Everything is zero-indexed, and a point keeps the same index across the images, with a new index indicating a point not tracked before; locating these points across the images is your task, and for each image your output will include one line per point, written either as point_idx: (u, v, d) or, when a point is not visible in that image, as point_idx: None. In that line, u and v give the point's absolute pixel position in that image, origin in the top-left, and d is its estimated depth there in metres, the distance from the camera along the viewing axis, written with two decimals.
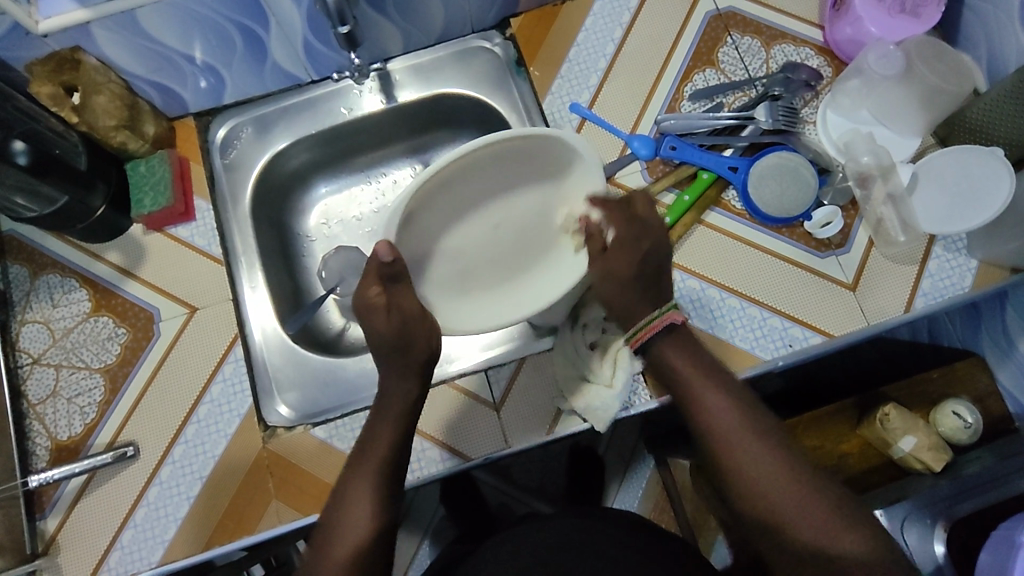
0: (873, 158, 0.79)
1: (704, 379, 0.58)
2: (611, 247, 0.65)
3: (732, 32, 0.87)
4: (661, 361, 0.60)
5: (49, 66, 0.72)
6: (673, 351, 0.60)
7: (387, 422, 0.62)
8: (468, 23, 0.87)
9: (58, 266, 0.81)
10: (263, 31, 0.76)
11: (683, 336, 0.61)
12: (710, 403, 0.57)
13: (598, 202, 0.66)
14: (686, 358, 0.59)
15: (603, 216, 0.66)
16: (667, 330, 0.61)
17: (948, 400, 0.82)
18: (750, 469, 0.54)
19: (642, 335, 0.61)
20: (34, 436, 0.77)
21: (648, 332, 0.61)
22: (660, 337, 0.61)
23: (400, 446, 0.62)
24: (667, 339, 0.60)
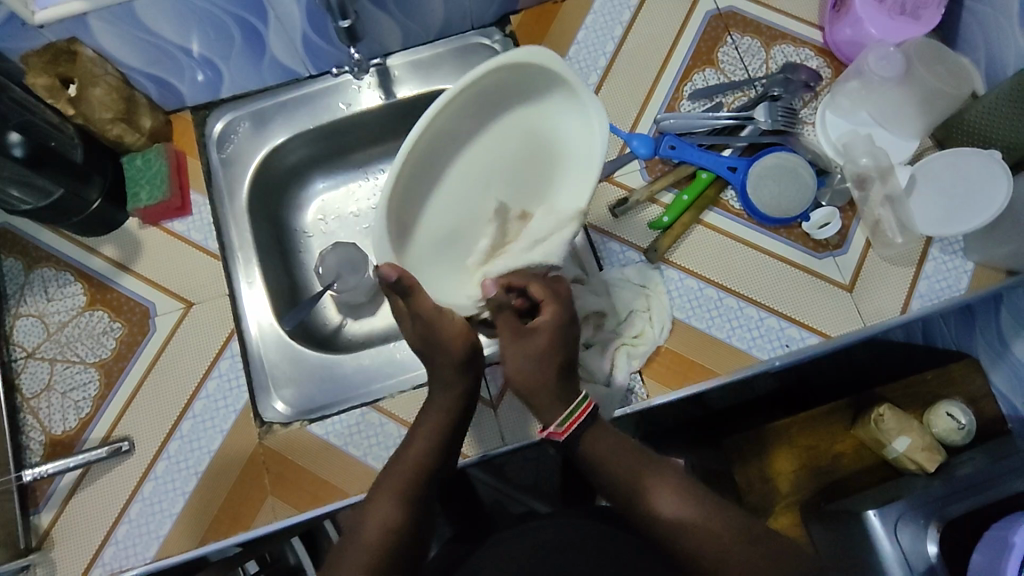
0: (871, 160, 0.80)
1: (642, 464, 0.63)
2: (538, 329, 0.64)
3: (733, 32, 0.87)
4: (599, 458, 0.63)
5: (45, 57, 0.71)
6: (606, 435, 0.63)
7: (426, 434, 0.66)
8: (468, 20, 0.87)
9: (53, 259, 0.81)
10: (262, 25, 0.75)
11: (602, 428, 0.64)
12: (658, 501, 0.60)
13: (530, 279, 0.65)
14: (625, 455, 0.63)
15: (538, 296, 0.65)
16: (589, 422, 0.63)
17: (942, 402, 0.85)
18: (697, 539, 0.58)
19: (573, 420, 0.62)
20: (28, 430, 0.76)
21: (579, 417, 0.62)
22: (585, 430, 0.63)
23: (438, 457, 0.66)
24: (596, 428, 0.64)
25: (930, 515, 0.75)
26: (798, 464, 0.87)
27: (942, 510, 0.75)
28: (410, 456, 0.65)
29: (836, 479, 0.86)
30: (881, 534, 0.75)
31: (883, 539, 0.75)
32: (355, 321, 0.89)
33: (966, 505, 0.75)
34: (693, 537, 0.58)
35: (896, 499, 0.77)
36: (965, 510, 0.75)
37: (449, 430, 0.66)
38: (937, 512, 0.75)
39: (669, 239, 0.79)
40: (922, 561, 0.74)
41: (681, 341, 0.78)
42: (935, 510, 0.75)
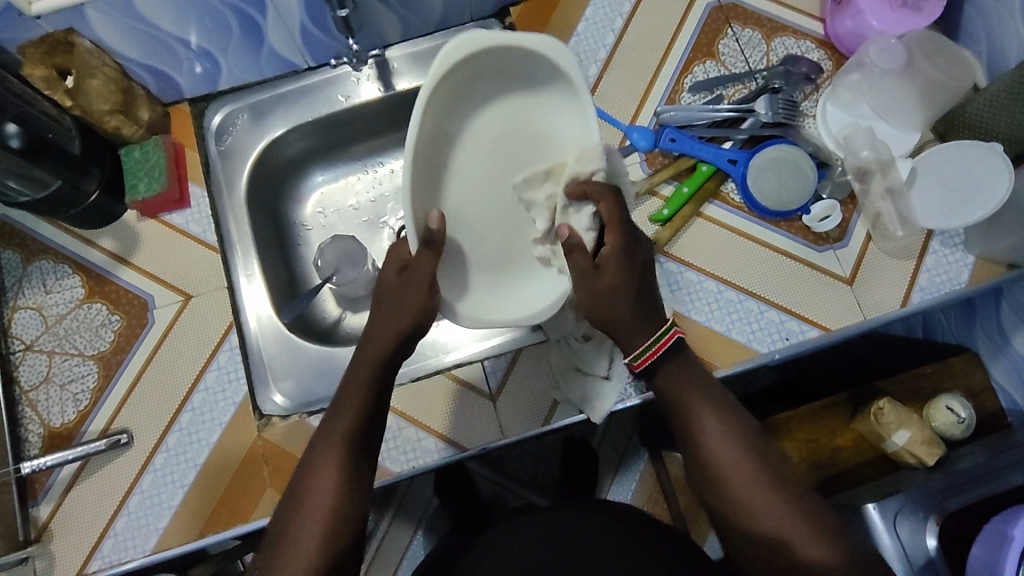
0: (872, 153, 0.79)
1: (708, 408, 0.58)
2: (603, 263, 0.59)
3: (733, 24, 0.86)
4: (670, 391, 0.59)
5: (42, 48, 0.71)
6: (680, 376, 0.59)
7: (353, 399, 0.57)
8: (468, 12, 0.87)
9: (51, 252, 0.81)
10: (260, 15, 0.75)
11: (686, 360, 0.59)
12: (710, 437, 0.57)
13: (602, 195, 0.61)
14: (698, 389, 0.58)
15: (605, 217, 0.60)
16: (670, 353, 0.59)
17: (942, 396, 0.84)
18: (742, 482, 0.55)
19: (649, 354, 0.58)
20: (26, 423, 0.76)
21: (656, 350, 0.58)
22: (664, 362, 0.59)
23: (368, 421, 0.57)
24: (670, 367, 0.59)
25: (930, 508, 0.76)
26: (800, 457, 0.85)
27: (942, 504, 0.76)
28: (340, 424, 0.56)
29: (836, 472, 0.86)
30: (879, 527, 0.76)
31: (881, 531, 0.76)
32: (354, 314, 0.89)
33: (968, 499, 0.75)
34: (735, 477, 0.56)
35: (895, 493, 0.77)
36: (967, 505, 0.75)
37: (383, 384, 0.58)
38: (937, 506, 0.76)
39: (669, 232, 0.79)
40: (922, 553, 0.76)
41: (681, 335, 0.78)
42: (935, 504, 0.76)
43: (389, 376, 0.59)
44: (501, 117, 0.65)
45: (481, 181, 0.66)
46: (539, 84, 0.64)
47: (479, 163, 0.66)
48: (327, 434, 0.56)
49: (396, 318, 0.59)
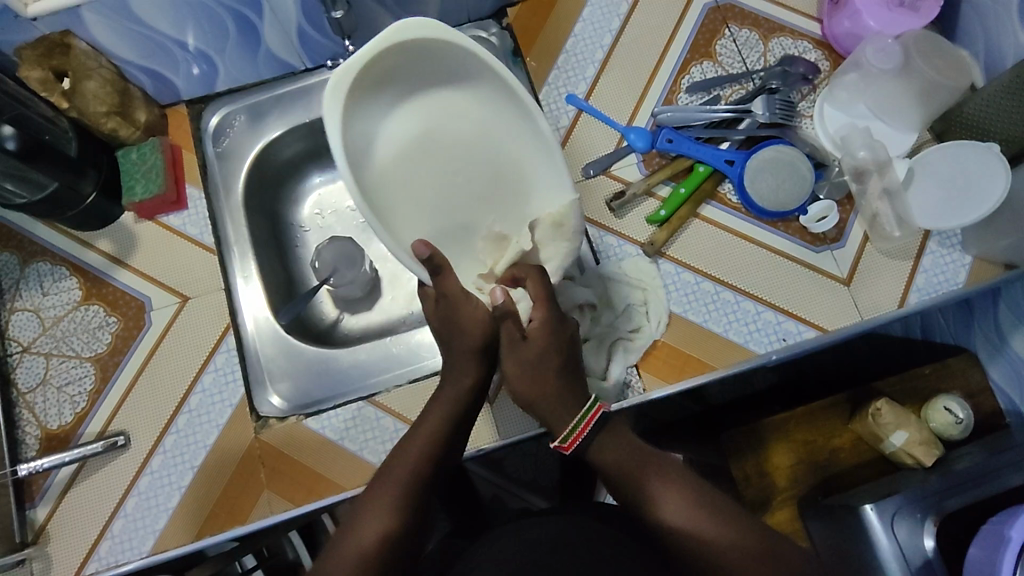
0: (869, 153, 0.79)
1: (642, 471, 0.58)
2: (530, 337, 0.60)
3: (730, 25, 0.86)
4: (604, 466, 0.59)
5: (38, 50, 0.71)
6: (610, 446, 0.59)
7: (427, 429, 0.61)
8: (465, 13, 0.87)
9: (48, 254, 0.81)
10: (256, 17, 0.75)
11: (619, 431, 0.60)
12: (667, 506, 0.56)
13: (530, 274, 0.62)
14: (642, 462, 0.58)
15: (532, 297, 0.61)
16: (600, 427, 0.60)
17: (940, 396, 0.84)
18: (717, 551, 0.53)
19: (577, 436, 0.59)
20: (23, 425, 0.76)
21: (585, 427, 0.59)
22: (591, 439, 0.59)
23: (439, 454, 0.61)
24: (603, 437, 0.60)
25: (928, 509, 0.75)
26: (796, 458, 0.88)
27: (940, 504, 0.75)
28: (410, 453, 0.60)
29: (835, 473, 0.87)
30: (876, 527, 0.75)
31: (879, 532, 0.75)
32: (352, 316, 0.89)
33: (964, 500, 0.74)
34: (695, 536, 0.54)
35: (893, 493, 0.77)
36: (964, 504, 0.74)
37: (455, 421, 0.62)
38: (935, 506, 0.75)
39: (666, 233, 0.79)
40: (919, 553, 0.74)
41: (678, 336, 0.78)
42: (932, 504, 0.75)
43: (466, 413, 0.63)
44: (448, 128, 0.67)
45: (434, 193, 0.68)
46: (458, 76, 0.65)
47: (424, 172, 0.68)
48: (392, 462, 0.60)
49: (466, 342, 0.61)
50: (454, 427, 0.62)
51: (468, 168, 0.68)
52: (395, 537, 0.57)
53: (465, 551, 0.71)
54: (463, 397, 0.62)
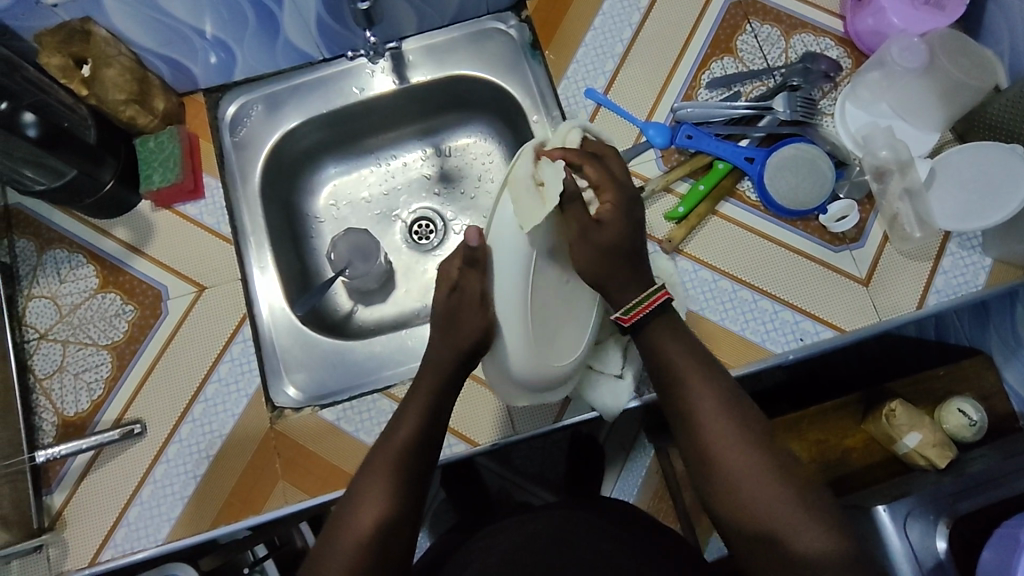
0: (890, 153, 0.79)
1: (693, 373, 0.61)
2: (603, 219, 0.62)
3: (752, 20, 0.85)
4: (661, 351, 0.61)
5: (58, 37, 0.71)
6: (669, 341, 0.61)
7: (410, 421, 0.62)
8: (484, 4, 0.86)
9: (66, 241, 0.81)
10: (276, 6, 0.75)
11: (670, 320, 0.63)
12: (703, 405, 0.59)
13: (587, 159, 0.64)
14: (692, 362, 0.61)
15: (595, 180, 0.64)
16: (660, 311, 0.62)
17: (954, 398, 0.84)
18: (728, 450, 0.58)
19: (640, 311, 0.61)
20: (40, 411, 0.77)
21: (646, 306, 0.61)
22: (653, 318, 0.62)
23: (419, 448, 0.61)
24: (658, 325, 0.62)
25: (940, 511, 0.75)
26: (809, 458, 0.86)
27: (953, 507, 0.74)
28: (400, 438, 0.61)
29: (846, 473, 0.86)
30: (888, 527, 0.74)
31: (890, 532, 0.74)
32: (366, 308, 0.89)
33: (977, 503, 0.75)
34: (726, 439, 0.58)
35: (905, 495, 0.77)
36: (976, 509, 0.75)
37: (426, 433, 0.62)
38: (948, 509, 0.75)
39: (683, 230, 0.79)
40: (931, 556, 0.73)
41: (694, 333, 0.77)
42: (945, 507, 0.75)
43: (433, 428, 0.63)
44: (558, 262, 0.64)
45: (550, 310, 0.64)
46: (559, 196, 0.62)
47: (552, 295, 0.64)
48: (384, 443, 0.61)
49: (457, 340, 0.63)
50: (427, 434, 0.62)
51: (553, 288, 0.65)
52: (383, 525, 0.57)
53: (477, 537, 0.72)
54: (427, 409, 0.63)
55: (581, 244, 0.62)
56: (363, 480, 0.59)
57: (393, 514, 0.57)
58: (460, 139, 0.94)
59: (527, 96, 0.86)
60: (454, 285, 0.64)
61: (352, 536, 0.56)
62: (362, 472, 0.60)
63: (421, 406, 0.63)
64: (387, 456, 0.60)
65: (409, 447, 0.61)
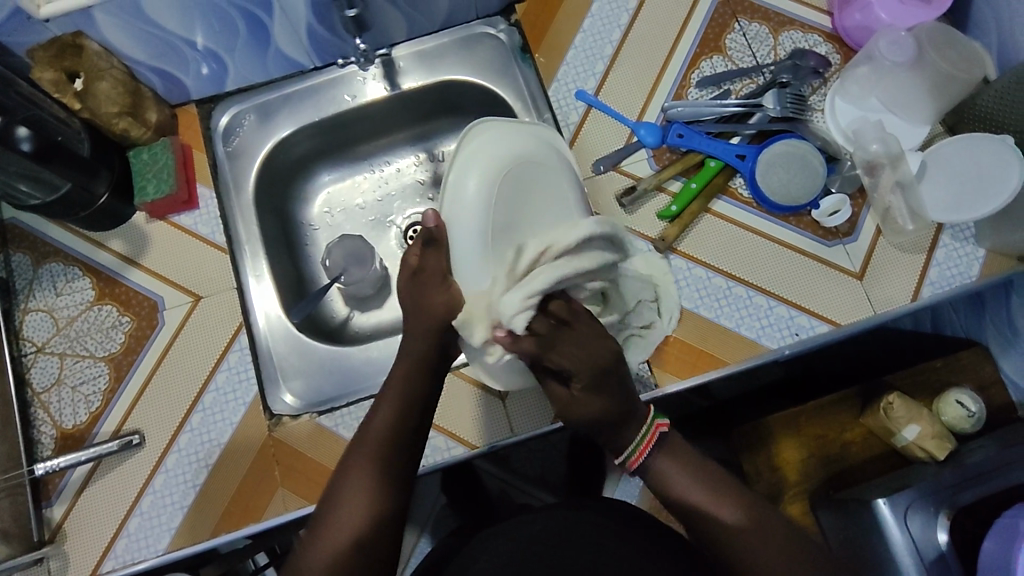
0: (881, 147, 0.79)
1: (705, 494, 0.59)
2: (578, 393, 0.60)
3: (740, 18, 0.86)
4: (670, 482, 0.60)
5: (51, 51, 0.71)
6: (673, 469, 0.60)
7: (386, 411, 0.62)
8: (473, 9, 0.87)
9: (61, 254, 0.81)
10: (267, 16, 0.75)
11: (676, 448, 0.62)
12: (722, 523, 0.58)
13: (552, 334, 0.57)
14: (685, 467, 0.61)
15: (564, 363, 0.59)
16: (659, 445, 0.61)
17: (952, 390, 0.84)
18: (760, 562, 0.55)
19: (640, 452, 0.60)
20: (39, 424, 0.77)
21: (645, 446, 0.60)
22: (654, 458, 0.61)
23: (395, 440, 0.61)
24: (662, 458, 0.61)
25: (941, 503, 0.75)
26: (806, 453, 0.86)
27: (953, 498, 0.75)
28: (376, 433, 0.61)
29: (845, 467, 0.86)
30: (889, 520, 0.75)
31: (891, 525, 0.75)
32: (363, 314, 0.89)
33: (978, 493, 0.74)
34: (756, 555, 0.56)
35: (905, 487, 0.77)
36: (977, 499, 0.75)
37: (402, 419, 0.62)
38: (948, 500, 0.75)
39: (677, 228, 0.79)
40: (933, 548, 0.74)
41: (689, 331, 0.78)
42: (946, 498, 0.75)
43: (410, 417, 0.62)
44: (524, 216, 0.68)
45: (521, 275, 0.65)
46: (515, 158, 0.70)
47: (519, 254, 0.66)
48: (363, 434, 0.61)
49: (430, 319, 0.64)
50: (403, 425, 0.62)
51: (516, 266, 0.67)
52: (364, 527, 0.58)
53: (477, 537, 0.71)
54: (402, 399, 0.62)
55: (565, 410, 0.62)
56: (343, 475, 0.60)
57: (378, 508, 0.59)
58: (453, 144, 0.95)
59: (518, 99, 0.86)
60: (417, 268, 0.65)
61: (336, 532, 0.57)
62: (342, 466, 0.61)
63: (393, 399, 0.63)
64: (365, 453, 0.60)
65: (386, 440, 0.61)
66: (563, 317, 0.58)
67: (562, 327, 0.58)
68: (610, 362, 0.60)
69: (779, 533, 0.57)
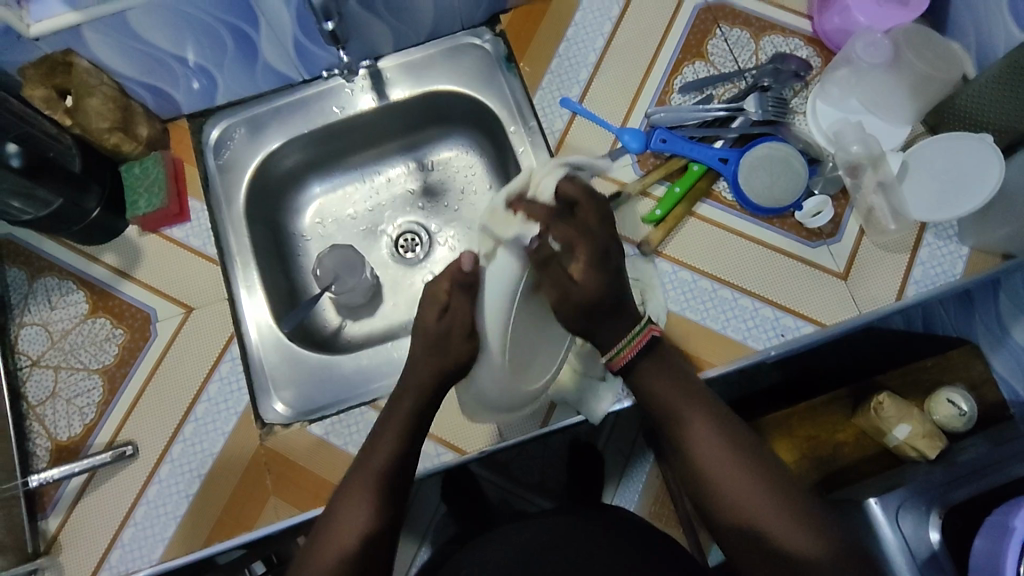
0: (862, 148, 0.80)
1: (688, 407, 0.63)
2: (579, 279, 0.61)
3: (721, 24, 0.87)
4: (653, 391, 0.64)
5: (42, 69, 0.73)
6: (656, 376, 0.64)
7: (389, 441, 0.64)
8: (458, 20, 0.88)
9: (55, 268, 0.82)
10: (254, 31, 0.76)
11: (661, 355, 0.65)
12: (700, 440, 0.62)
13: (552, 221, 0.60)
14: (668, 378, 0.64)
15: (564, 239, 0.61)
16: (647, 349, 0.64)
17: (943, 388, 0.84)
18: (726, 478, 0.60)
19: (625, 355, 0.64)
20: (34, 437, 0.78)
21: (632, 349, 0.63)
22: (642, 360, 0.64)
23: (395, 470, 0.64)
24: (648, 363, 0.64)
25: (932, 502, 0.74)
26: (800, 453, 0.86)
27: (944, 497, 0.74)
28: (374, 462, 0.63)
29: (837, 468, 0.86)
30: (882, 520, 0.74)
31: (884, 525, 0.74)
32: (354, 322, 0.90)
33: (972, 491, 0.74)
34: (722, 471, 0.61)
35: (896, 487, 0.77)
36: (971, 496, 0.74)
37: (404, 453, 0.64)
38: (940, 499, 0.74)
39: (661, 232, 0.80)
40: (925, 547, 0.73)
41: (675, 333, 0.78)
42: (937, 497, 0.74)
43: (410, 447, 0.65)
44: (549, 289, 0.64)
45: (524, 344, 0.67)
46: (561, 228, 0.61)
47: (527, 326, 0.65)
48: (366, 459, 0.64)
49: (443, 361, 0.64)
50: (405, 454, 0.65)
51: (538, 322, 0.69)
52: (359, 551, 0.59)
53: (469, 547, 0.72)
54: (407, 428, 0.65)
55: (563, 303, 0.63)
56: (341, 498, 0.62)
57: (372, 531, 0.60)
58: (442, 153, 0.96)
59: (503, 108, 0.87)
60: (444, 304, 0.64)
61: (329, 550, 0.59)
62: (339, 488, 0.63)
63: (393, 429, 0.65)
64: (366, 477, 0.62)
65: (385, 466, 0.63)
66: (571, 196, 0.62)
67: (561, 208, 0.62)
68: (606, 243, 0.63)
69: (750, 456, 0.61)
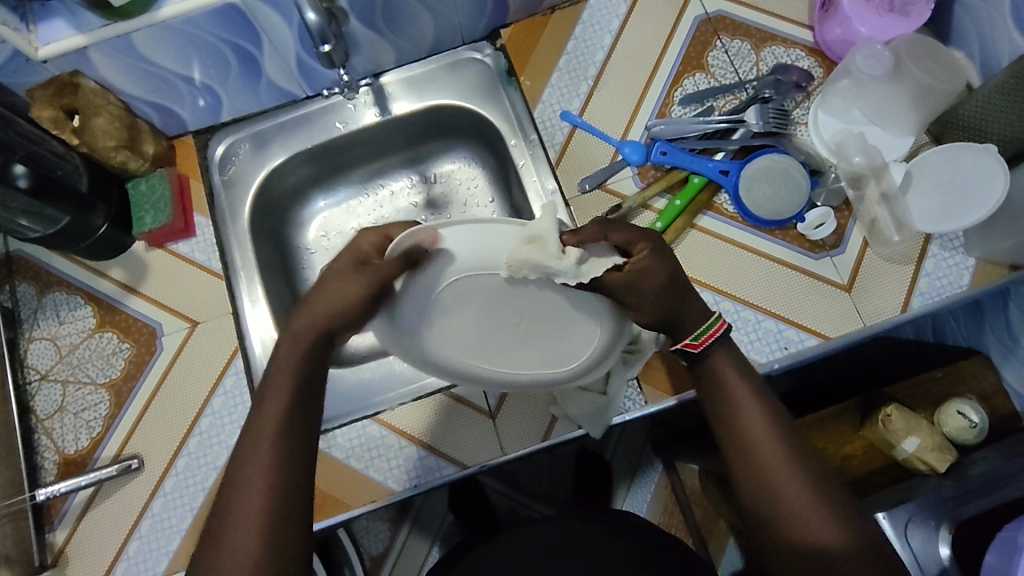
0: (864, 158, 0.78)
1: (748, 402, 0.59)
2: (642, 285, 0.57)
3: (722, 36, 0.87)
4: (718, 375, 0.60)
5: (49, 90, 0.74)
6: (726, 362, 0.61)
7: (284, 377, 0.55)
8: (459, 34, 0.88)
9: (64, 284, 0.84)
10: (256, 49, 0.77)
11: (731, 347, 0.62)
12: (754, 433, 0.57)
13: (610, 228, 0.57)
14: (733, 368, 0.61)
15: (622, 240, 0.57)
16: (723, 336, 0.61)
17: (953, 400, 0.82)
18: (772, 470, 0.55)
19: (709, 336, 0.60)
20: (42, 451, 0.79)
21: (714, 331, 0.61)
22: (717, 346, 0.61)
23: (298, 403, 0.54)
24: (720, 352, 0.61)
25: (941, 517, 0.73)
26: None
27: (954, 511, 0.73)
28: (271, 401, 0.54)
29: (849, 481, 0.83)
30: (891, 532, 0.73)
31: (893, 538, 0.73)
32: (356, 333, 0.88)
33: (982, 506, 0.73)
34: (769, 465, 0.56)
35: (906, 500, 0.75)
36: (981, 512, 0.73)
37: (302, 375, 0.55)
38: (949, 513, 0.73)
39: None
40: (935, 564, 0.72)
41: None
42: (946, 511, 0.73)
43: (313, 374, 0.56)
44: (485, 306, 0.61)
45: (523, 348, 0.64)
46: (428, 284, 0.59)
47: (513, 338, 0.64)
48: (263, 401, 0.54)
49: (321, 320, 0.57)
50: (306, 376, 0.56)
51: (515, 342, 0.64)
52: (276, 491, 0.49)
53: (477, 547, 0.70)
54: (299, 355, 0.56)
55: (636, 307, 0.59)
56: (242, 446, 0.52)
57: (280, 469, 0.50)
58: (445, 166, 0.96)
59: (504, 121, 0.86)
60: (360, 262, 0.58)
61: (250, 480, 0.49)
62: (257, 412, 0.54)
63: (285, 370, 0.55)
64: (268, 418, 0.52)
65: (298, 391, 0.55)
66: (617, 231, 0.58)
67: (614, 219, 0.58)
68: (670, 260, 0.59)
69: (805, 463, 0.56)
